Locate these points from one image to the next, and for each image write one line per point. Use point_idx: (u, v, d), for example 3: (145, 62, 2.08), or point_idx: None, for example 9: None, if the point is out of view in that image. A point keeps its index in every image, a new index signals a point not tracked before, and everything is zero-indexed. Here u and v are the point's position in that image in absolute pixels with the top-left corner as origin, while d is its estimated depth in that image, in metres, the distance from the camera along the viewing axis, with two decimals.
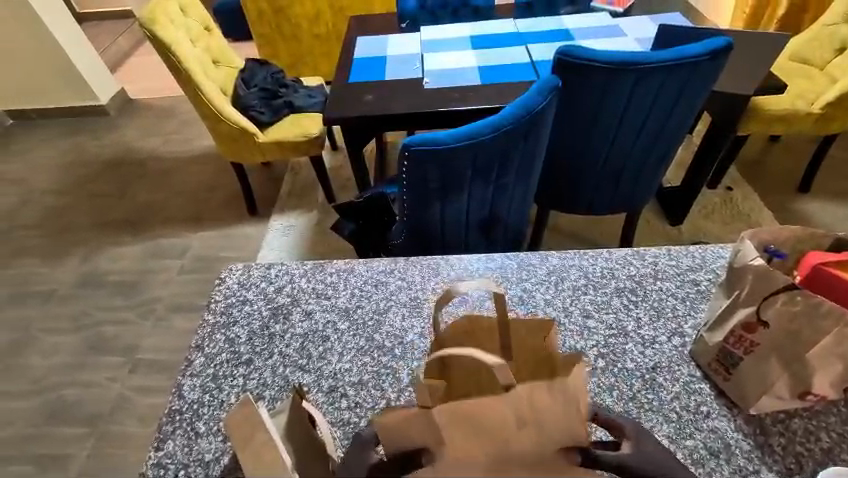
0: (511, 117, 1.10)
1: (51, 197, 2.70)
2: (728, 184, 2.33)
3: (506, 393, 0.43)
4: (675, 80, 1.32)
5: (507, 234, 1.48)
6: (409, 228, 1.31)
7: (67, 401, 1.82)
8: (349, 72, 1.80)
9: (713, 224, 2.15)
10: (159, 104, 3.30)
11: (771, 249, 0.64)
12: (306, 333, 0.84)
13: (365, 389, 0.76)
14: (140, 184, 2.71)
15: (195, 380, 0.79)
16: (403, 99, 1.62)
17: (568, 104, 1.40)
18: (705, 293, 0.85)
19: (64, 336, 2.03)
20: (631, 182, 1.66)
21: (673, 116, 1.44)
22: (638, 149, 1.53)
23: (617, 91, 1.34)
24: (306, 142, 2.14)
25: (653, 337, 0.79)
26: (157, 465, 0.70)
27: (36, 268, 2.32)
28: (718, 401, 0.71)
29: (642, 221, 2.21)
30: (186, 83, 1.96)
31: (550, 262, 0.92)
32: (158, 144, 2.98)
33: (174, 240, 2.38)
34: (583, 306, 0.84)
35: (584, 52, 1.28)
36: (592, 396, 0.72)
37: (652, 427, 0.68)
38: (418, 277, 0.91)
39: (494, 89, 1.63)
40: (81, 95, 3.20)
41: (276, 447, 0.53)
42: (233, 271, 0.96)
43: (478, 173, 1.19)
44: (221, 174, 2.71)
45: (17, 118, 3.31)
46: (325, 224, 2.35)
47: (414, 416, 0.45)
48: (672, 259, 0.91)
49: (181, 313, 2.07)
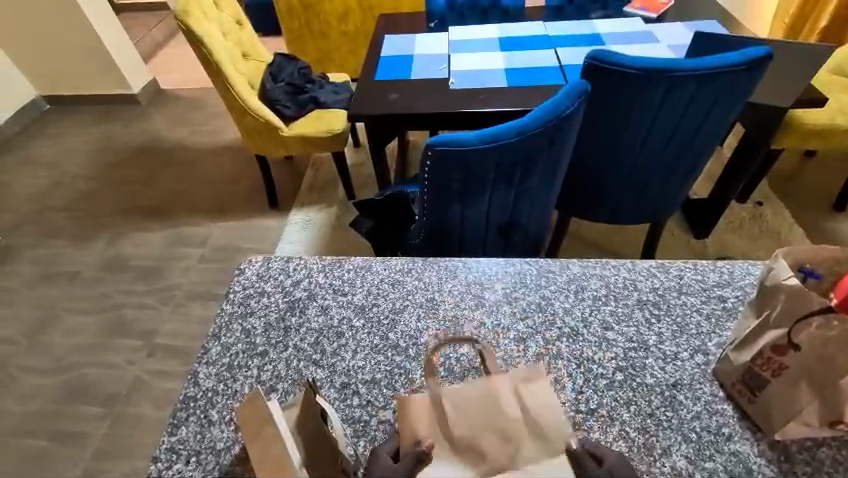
0: (538, 121, 1.08)
1: (82, 182, 2.78)
2: (758, 199, 2.26)
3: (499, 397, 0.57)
4: (709, 89, 1.28)
5: (527, 239, 1.46)
6: (427, 228, 1.31)
7: (86, 380, 1.87)
8: (375, 70, 1.80)
9: (740, 239, 2.09)
10: (188, 95, 3.37)
11: (806, 269, 0.62)
12: (321, 328, 0.85)
13: (377, 387, 0.76)
14: (166, 172, 2.77)
15: (210, 368, 0.80)
16: (428, 99, 1.61)
17: (597, 110, 1.37)
18: (731, 310, 0.82)
19: (87, 317, 2.09)
20: (657, 193, 1.63)
21: (704, 126, 1.40)
22: (666, 159, 1.49)
23: (647, 98, 1.30)
24: (329, 138, 2.16)
25: (675, 353, 0.77)
26: (169, 450, 0.71)
27: (65, 250, 2.40)
28: (740, 423, 0.68)
29: (667, 233, 2.15)
30: (215, 75, 1.99)
31: (571, 270, 0.90)
32: (186, 134, 3.04)
33: (196, 229, 2.43)
34: (603, 317, 0.82)
35: (616, 57, 1.25)
36: (609, 410, 0.71)
37: (670, 446, 0.67)
38: (435, 278, 0.91)
39: (520, 92, 1.61)
40: (115, 83, 3.29)
41: (282, 441, 0.53)
42: (252, 262, 0.97)
43: (501, 176, 1.17)
44: (245, 166, 2.75)
45: (54, 103, 3.42)
46: (344, 221, 2.37)
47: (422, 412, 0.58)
48: (698, 274, 0.88)
49: (199, 301, 2.11)
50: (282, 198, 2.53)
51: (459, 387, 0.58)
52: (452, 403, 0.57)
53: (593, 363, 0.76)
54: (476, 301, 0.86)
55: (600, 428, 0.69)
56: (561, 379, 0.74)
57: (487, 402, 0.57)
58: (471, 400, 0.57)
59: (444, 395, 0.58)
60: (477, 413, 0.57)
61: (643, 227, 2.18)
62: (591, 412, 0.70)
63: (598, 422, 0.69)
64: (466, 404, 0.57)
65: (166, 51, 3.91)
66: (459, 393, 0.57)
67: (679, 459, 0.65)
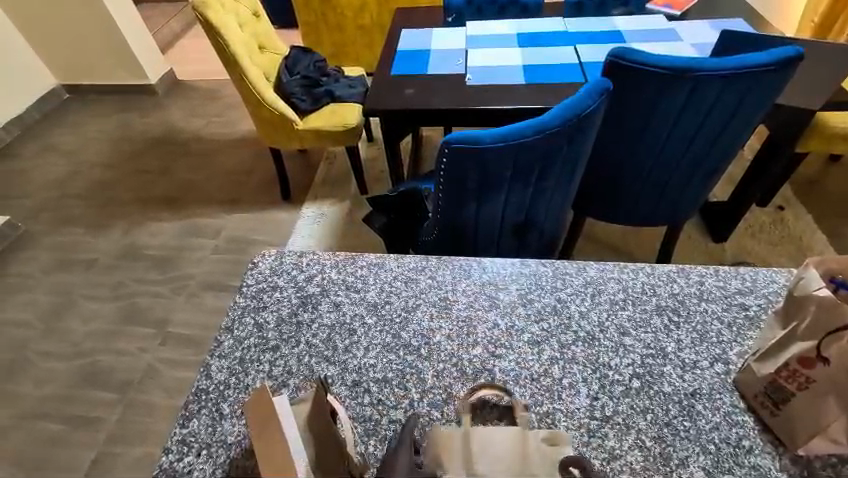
0: (558, 119, 1.06)
1: (99, 170, 2.82)
2: (779, 203, 2.20)
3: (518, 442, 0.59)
4: (735, 90, 1.24)
5: (542, 239, 1.44)
6: (441, 226, 1.30)
7: (100, 367, 1.90)
8: (391, 64, 1.79)
9: (759, 244, 2.04)
10: (204, 87, 3.39)
11: (838, 280, 0.58)
12: (333, 324, 0.84)
13: (388, 386, 0.75)
14: (182, 163, 2.79)
15: (223, 362, 0.80)
16: (445, 95, 1.60)
17: (617, 110, 1.34)
18: (754, 319, 0.80)
19: (102, 304, 2.12)
20: (676, 195, 1.59)
21: (727, 129, 1.37)
22: (687, 161, 1.46)
23: (670, 98, 1.28)
24: (343, 132, 2.15)
25: (694, 361, 0.75)
26: (181, 442, 0.71)
27: (82, 237, 2.44)
28: (762, 436, 0.66)
29: (683, 236, 2.12)
30: (232, 67, 1.98)
31: (587, 273, 0.89)
32: (201, 125, 3.06)
33: (210, 220, 2.44)
34: (620, 323, 0.80)
35: (639, 55, 1.22)
36: (624, 419, 0.69)
37: (687, 457, 0.65)
38: (449, 277, 0.90)
39: (538, 89, 1.59)
40: (133, 73, 3.32)
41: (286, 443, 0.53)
42: (266, 256, 0.97)
43: (518, 175, 1.16)
44: (259, 159, 2.76)
45: (73, 92, 3.47)
46: (356, 216, 2.36)
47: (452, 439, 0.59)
48: (719, 280, 0.86)
49: (212, 291, 2.13)
50: (295, 192, 2.54)
51: (487, 429, 0.59)
52: (480, 445, 0.58)
53: (609, 369, 0.75)
54: (490, 302, 0.85)
55: (614, 436, 0.67)
56: (576, 384, 0.73)
57: (511, 451, 0.58)
58: (497, 443, 0.58)
59: (473, 432, 0.59)
60: (503, 458, 0.57)
61: (659, 230, 2.14)
62: (606, 419, 0.69)
63: (613, 430, 0.68)
64: (492, 448, 0.58)
65: (184, 42, 3.94)
66: (487, 435, 0.59)
67: (696, 470, 0.64)
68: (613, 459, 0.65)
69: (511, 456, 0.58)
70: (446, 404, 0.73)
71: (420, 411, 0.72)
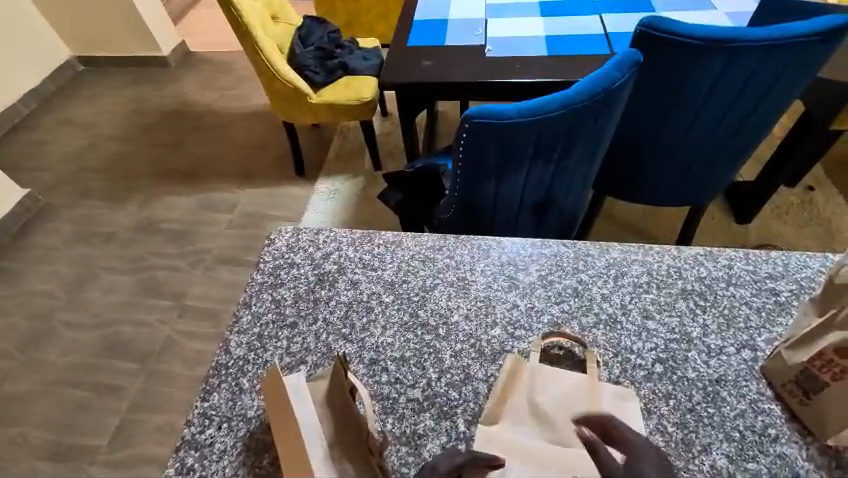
0: (585, 93, 1.02)
1: (115, 143, 2.83)
2: (809, 184, 2.12)
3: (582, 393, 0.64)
4: (773, 63, 1.18)
5: (560, 219, 1.41)
6: (459, 204, 1.27)
7: (122, 337, 1.95)
8: (408, 34, 1.72)
9: (785, 226, 1.98)
10: (216, 58, 3.34)
11: None
12: (350, 302, 0.84)
13: (406, 365, 0.75)
14: (196, 137, 2.78)
15: (241, 337, 0.81)
16: (462, 67, 1.54)
17: (646, 84, 1.29)
18: (785, 305, 0.77)
19: (122, 276, 2.17)
20: (702, 175, 1.53)
21: (762, 106, 1.31)
22: (716, 139, 1.40)
23: (705, 69, 1.21)
24: (358, 106, 2.11)
25: (719, 347, 0.73)
26: (202, 415, 0.72)
27: (100, 211, 2.46)
28: (789, 425, 0.65)
29: (706, 217, 2.05)
30: (244, 38, 1.94)
31: (610, 255, 0.86)
32: (214, 98, 3.03)
33: (224, 195, 2.44)
34: (643, 306, 0.78)
35: (672, 24, 1.15)
36: (645, 403, 0.68)
37: (710, 444, 0.64)
38: (467, 257, 0.88)
39: (560, 61, 1.52)
40: (146, 45, 3.29)
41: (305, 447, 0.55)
42: (282, 233, 0.96)
43: (540, 152, 1.12)
44: (272, 133, 2.73)
45: (87, 64, 3.45)
46: (370, 193, 2.34)
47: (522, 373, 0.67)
48: (749, 264, 0.83)
49: (227, 266, 2.14)
50: (309, 167, 2.52)
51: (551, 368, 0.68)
52: (548, 375, 0.66)
53: (631, 353, 0.73)
54: (509, 282, 0.83)
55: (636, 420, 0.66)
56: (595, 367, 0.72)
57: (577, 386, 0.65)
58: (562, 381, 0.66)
59: (539, 369, 0.67)
60: (562, 397, 0.64)
61: (682, 210, 2.08)
62: None
63: None
64: (554, 388, 0.65)
65: (195, 12, 3.86)
66: (552, 373, 0.66)
67: (719, 457, 0.63)
68: None
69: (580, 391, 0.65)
70: (465, 384, 0.72)
71: (438, 391, 0.72)
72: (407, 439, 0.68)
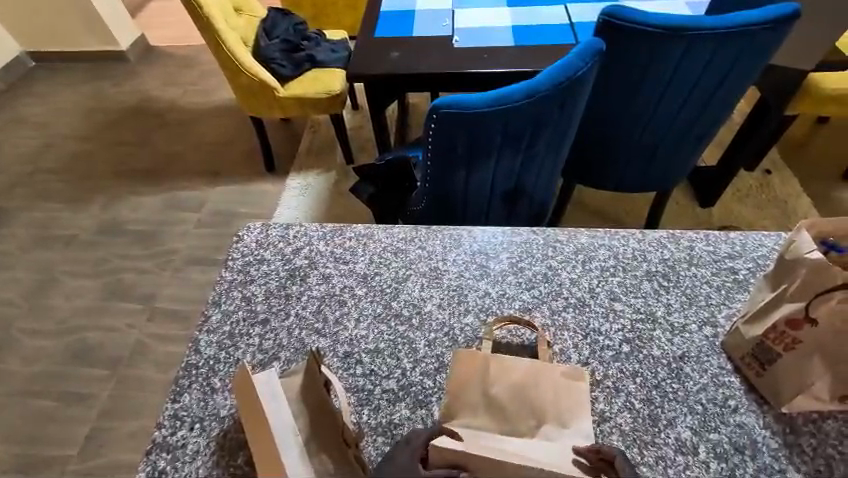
0: (549, 82, 1.03)
1: (73, 143, 2.70)
2: (766, 167, 2.21)
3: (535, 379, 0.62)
4: (729, 51, 1.22)
5: (531, 208, 1.43)
6: (430, 195, 1.27)
7: (89, 343, 1.88)
8: (375, 26, 1.70)
9: (745, 208, 2.06)
10: (179, 52, 3.23)
11: (828, 242, 0.61)
12: (323, 296, 0.83)
13: (380, 357, 0.75)
14: (160, 134, 2.68)
15: (211, 336, 0.79)
16: (431, 58, 1.54)
17: (609, 72, 1.31)
18: (742, 282, 0.80)
19: (86, 280, 2.08)
20: (665, 161, 1.58)
21: (720, 92, 1.35)
22: (677, 126, 1.45)
23: (665, 57, 1.24)
24: (327, 99, 2.08)
25: (683, 325, 0.76)
26: (173, 417, 0.70)
27: (60, 214, 2.36)
28: (747, 396, 0.68)
29: (672, 201, 2.12)
30: (206, 30, 1.88)
31: (578, 240, 0.88)
32: (178, 94, 2.92)
33: (192, 193, 2.37)
34: (610, 288, 0.80)
35: (631, 14, 1.18)
36: (613, 382, 0.70)
37: (675, 418, 0.67)
38: (438, 247, 0.88)
39: (527, 51, 1.54)
40: (102, 39, 3.15)
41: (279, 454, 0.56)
42: (251, 229, 0.94)
43: (508, 141, 1.13)
44: (240, 129, 2.66)
45: (39, 60, 3.27)
46: (343, 187, 2.32)
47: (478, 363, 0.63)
48: (709, 244, 0.86)
49: (197, 266, 2.09)
50: (280, 163, 2.47)
51: (506, 357, 0.64)
52: (503, 364, 0.63)
53: (599, 334, 0.75)
54: (481, 270, 0.84)
55: (605, 399, 0.69)
56: (566, 349, 0.74)
57: (531, 373, 0.63)
58: (514, 369, 0.63)
59: (493, 359, 0.63)
60: (516, 385, 0.62)
61: (648, 196, 2.14)
62: (597, 383, 0.70)
63: (604, 393, 0.69)
64: (507, 378, 0.62)
65: (154, 4, 3.70)
66: (506, 363, 0.63)
67: (683, 430, 0.66)
68: (603, 422, 0.67)
69: (534, 379, 0.62)
70: (439, 373, 0.73)
71: (413, 380, 0.72)
72: (383, 429, 0.68)
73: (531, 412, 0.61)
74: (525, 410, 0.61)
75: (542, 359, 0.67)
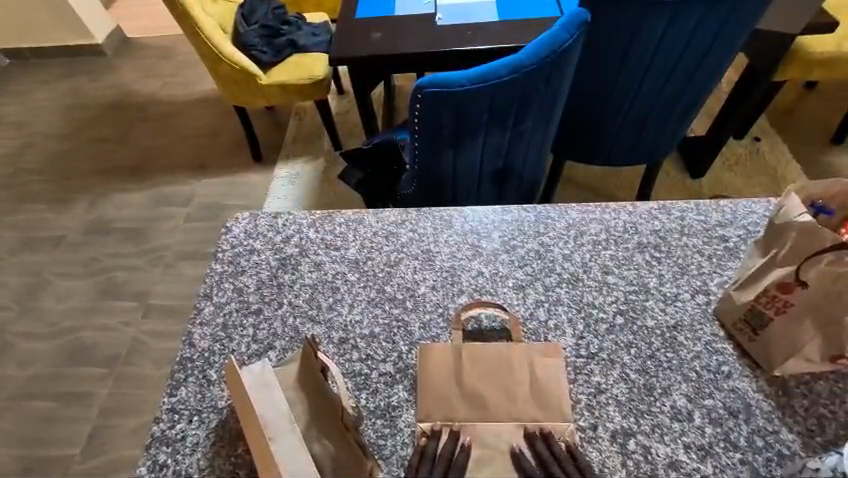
0: (534, 57, 1.02)
1: (53, 141, 2.64)
2: (755, 135, 2.21)
3: (511, 362, 0.64)
4: (716, 16, 1.21)
5: (522, 187, 1.42)
6: (420, 177, 1.26)
7: (84, 344, 1.87)
8: (356, 6, 1.66)
9: (735, 177, 2.07)
10: (157, 44, 3.14)
11: (818, 205, 0.61)
12: (315, 283, 0.82)
13: (376, 341, 0.75)
14: (142, 129, 2.62)
15: (205, 329, 0.78)
16: (415, 38, 1.51)
17: (596, 43, 1.30)
18: (733, 250, 0.80)
19: (76, 281, 2.06)
20: (655, 134, 1.57)
21: (708, 61, 1.34)
22: (666, 96, 1.43)
23: (650, 27, 1.23)
24: (311, 85, 2.04)
25: (675, 294, 0.76)
26: (171, 411, 0.70)
27: (45, 214, 2.32)
28: (740, 361, 0.69)
29: (663, 173, 2.11)
30: (183, 19, 1.84)
31: (569, 215, 0.87)
32: (158, 87, 2.85)
33: (180, 187, 2.34)
34: (603, 262, 0.80)
35: None
36: (609, 354, 0.71)
37: (670, 386, 0.67)
38: (430, 229, 0.87)
39: (511, 26, 1.51)
40: (77, 32, 3.05)
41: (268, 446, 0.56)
42: (239, 220, 0.92)
43: (495, 119, 1.12)
44: (225, 119, 2.61)
45: (13, 57, 3.17)
46: (333, 174, 2.29)
47: (448, 356, 0.65)
48: (701, 214, 0.86)
49: (189, 261, 2.07)
50: (267, 152, 2.43)
51: (478, 344, 0.66)
52: (474, 351, 0.65)
53: (593, 308, 0.75)
54: (473, 251, 0.84)
55: (600, 371, 0.69)
56: (561, 325, 0.74)
57: (505, 357, 0.64)
58: (487, 353, 0.64)
59: (464, 350, 0.65)
60: (490, 373, 0.63)
61: (640, 169, 2.14)
62: (592, 356, 0.71)
63: (599, 365, 0.70)
64: (480, 365, 0.64)
65: None
66: (478, 351, 0.65)
67: (679, 398, 0.66)
68: (599, 393, 0.67)
69: (511, 364, 0.64)
70: None
71: (409, 363, 0.72)
72: (382, 412, 0.68)
73: (510, 399, 0.62)
74: (504, 396, 0.62)
75: (517, 339, 0.68)
